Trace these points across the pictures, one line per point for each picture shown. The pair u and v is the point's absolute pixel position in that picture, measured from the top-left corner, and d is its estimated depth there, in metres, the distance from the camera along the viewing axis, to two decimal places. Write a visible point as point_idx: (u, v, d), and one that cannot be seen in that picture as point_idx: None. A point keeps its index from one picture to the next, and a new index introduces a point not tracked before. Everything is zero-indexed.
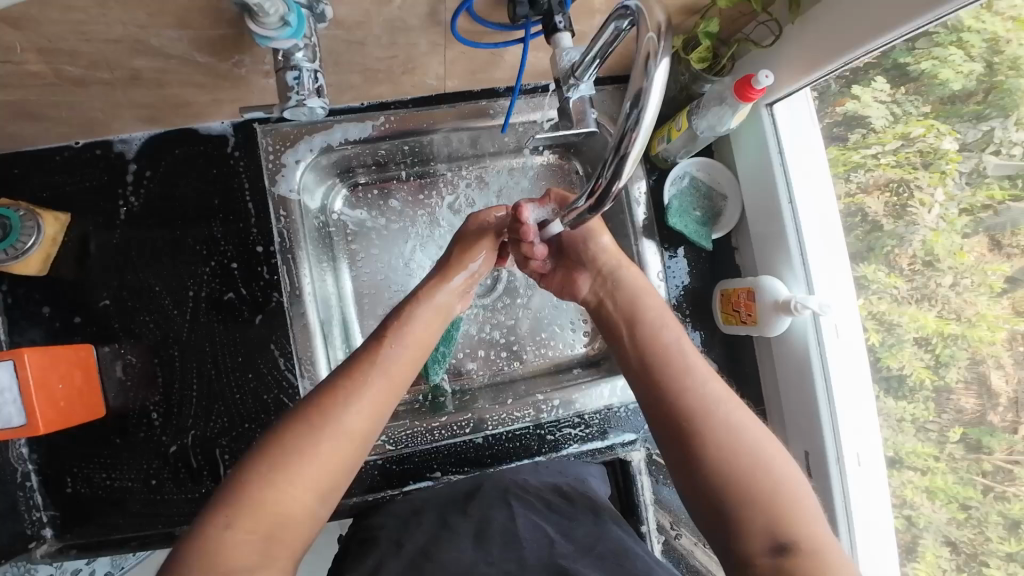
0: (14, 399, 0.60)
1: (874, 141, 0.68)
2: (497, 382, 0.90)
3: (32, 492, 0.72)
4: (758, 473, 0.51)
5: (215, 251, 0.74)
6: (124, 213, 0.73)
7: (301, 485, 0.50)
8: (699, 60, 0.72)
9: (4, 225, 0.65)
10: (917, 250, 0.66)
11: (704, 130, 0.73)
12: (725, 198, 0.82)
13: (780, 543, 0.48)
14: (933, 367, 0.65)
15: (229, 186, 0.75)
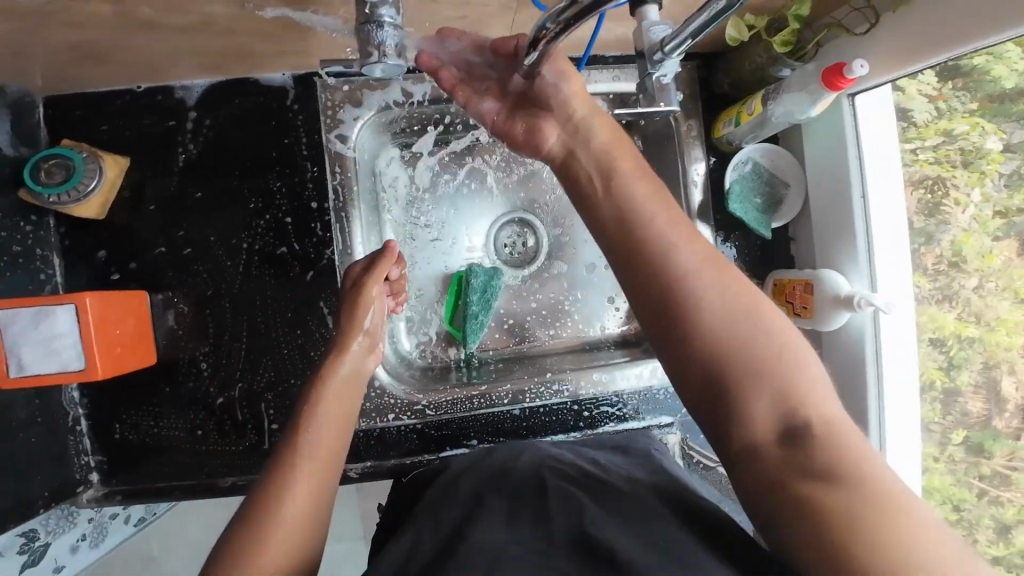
0: (73, 343, 0.60)
1: (913, 136, 0.70)
2: (520, 356, 0.90)
3: (81, 437, 0.73)
4: (755, 350, 0.48)
5: (269, 207, 0.74)
6: (179, 164, 0.72)
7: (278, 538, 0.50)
8: (782, 44, 0.67)
9: (68, 166, 0.66)
10: (945, 249, 0.69)
11: (780, 116, 0.71)
12: (787, 185, 0.80)
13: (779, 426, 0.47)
14: (945, 368, 0.70)
15: (284, 141, 0.74)
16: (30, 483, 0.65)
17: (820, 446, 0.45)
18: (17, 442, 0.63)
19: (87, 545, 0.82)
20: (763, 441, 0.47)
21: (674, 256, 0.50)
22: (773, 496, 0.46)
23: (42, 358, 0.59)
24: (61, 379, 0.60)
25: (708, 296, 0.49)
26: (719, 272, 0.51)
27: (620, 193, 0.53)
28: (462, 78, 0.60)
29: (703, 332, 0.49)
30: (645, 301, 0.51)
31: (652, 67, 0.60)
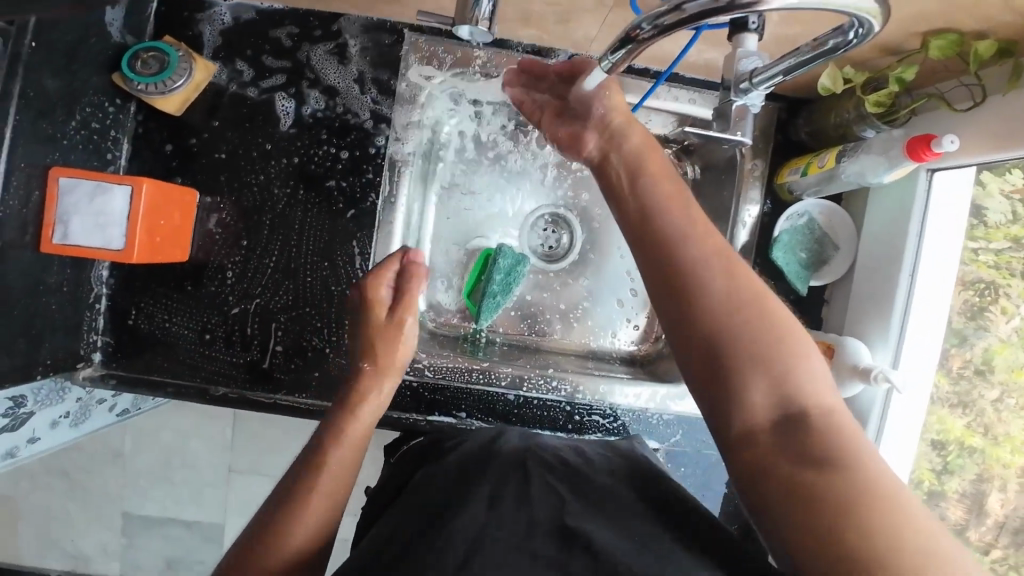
0: (120, 223, 0.64)
1: (980, 235, 0.67)
2: (523, 347, 0.90)
3: (97, 315, 0.74)
4: (760, 331, 0.48)
5: (329, 141, 0.76)
6: (255, 84, 0.75)
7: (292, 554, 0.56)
8: (874, 104, 0.66)
9: (164, 60, 0.70)
10: (976, 355, 0.68)
11: (850, 175, 0.70)
12: (836, 247, 0.79)
13: (779, 409, 0.47)
14: (937, 472, 0.70)
15: (355, 80, 0.76)
16: (38, 347, 0.65)
17: (823, 432, 0.45)
18: (42, 306, 0.65)
19: (67, 423, 0.84)
20: (761, 425, 0.48)
21: (688, 236, 0.52)
22: (767, 484, 0.46)
23: (88, 230, 0.63)
24: (101, 254, 0.63)
25: (712, 285, 0.50)
26: (729, 261, 0.51)
27: (644, 183, 0.56)
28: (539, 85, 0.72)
29: (712, 311, 0.49)
30: (656, 279, 0.52)
31: (735, 95, 0.59)
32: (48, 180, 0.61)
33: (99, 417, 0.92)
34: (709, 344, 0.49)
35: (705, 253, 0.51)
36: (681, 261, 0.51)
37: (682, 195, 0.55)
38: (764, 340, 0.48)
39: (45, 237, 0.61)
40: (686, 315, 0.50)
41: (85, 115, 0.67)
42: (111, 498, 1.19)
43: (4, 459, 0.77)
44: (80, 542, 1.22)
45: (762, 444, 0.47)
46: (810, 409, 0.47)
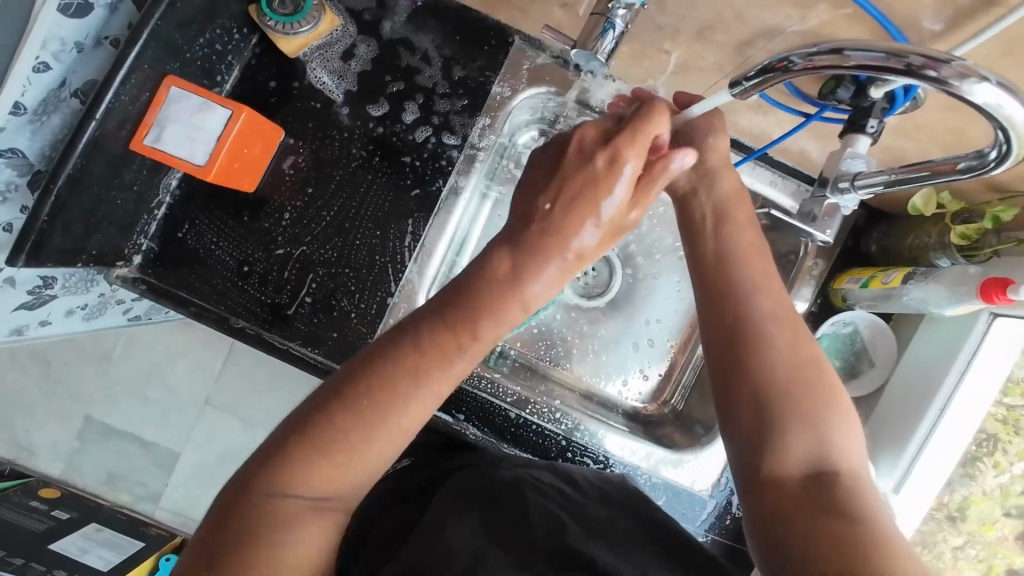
0: (207, 141, 0.66)
1: (1004, 387, 0.70)
2: (533, 369, 0.91)
3: (152, 220, 0.75)
4: (808, 386, 0.51)
5: (410, 118, 0.78)
6: (360, 51, 0.77)
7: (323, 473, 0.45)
8: (959, 236, 0.67)
9: (298, 3, 0.72)
10: (954, 501, 0.73)
11: (911, 299, 0.70)
12: (872, 363, 0.79)
13: (811, 461, 0.49)
14: None
15: (448, 68, 0.78)
16: (90, 236, 0.66)
17: (850, 492, 0.48)
18: (109, 200, 0.67)
19: (81, 314, 0.85)
20: (790, 472, 0.49)
21: (759, 285, 0.55)
22: (785, 526, 0.47)
23: (177, 140, 0.66)
24: (181, 165, 0.66)
25: (775, 333, 0.53)
26: (791, 318, 0.54)
27: (725, 229, 0.59)
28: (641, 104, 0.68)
29: (772, 353, 0.52)
30: (720, 316, 0.55)
31: (830, 191, 0.59)
32: (160, 85, 0.65)
33: (110, 318, 0.92)
34: (758, 384, 0.52)
35: (774, 306, 0.54)
36: (751, 305, 0.55)
37: (762, 249, 0.58)
38: (813, 394, 0.51)
39: (138, 135, 0.64)
40: (745, 352, 0.53)
41: (213, 35, 0.70)
42: (83, 394, 1.28)
43: (11, 333, 0.78)
44: (35, 433, 1.29)
45: (786, 488, 0.49)
46: (841, 469, 0.49)
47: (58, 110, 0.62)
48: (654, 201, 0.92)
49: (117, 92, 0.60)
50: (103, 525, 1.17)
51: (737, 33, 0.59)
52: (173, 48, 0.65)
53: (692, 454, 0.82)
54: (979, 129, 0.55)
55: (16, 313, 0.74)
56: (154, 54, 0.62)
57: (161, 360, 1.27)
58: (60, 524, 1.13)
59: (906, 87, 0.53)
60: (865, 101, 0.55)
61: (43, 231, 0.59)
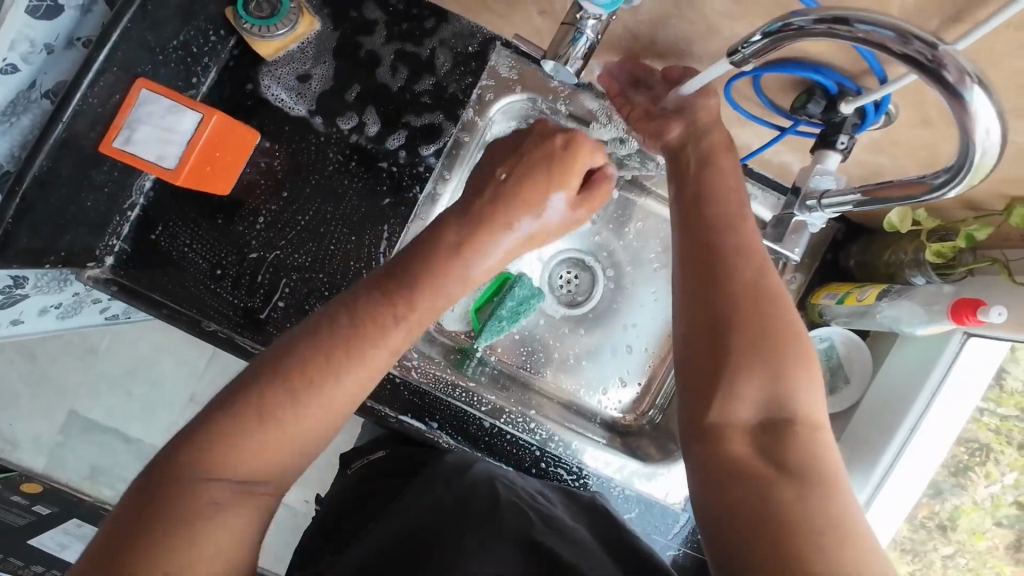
0: (177, 146, 0.66)
1: (992, 396, 0.70)
2: (510, 376, 0.90)
3: (125, 221, 0.75)
4: (771, 338, 0.52)
5: (376, 126, 0.77)
6: (336, 57, 0.77)
7: (257, 452, 0.46)
8: (935, 253, 0.66)
9: (274, 6, 0.71)
10: (945, 510, 0.73)
11: (885, 317, 0.70)
12: (847, 380, 0.78)
13: (763, 410, 0.51)
14: None
15: (424, 75, 0.78)
16: (60, 236, 0.65)
17: (800, 445, 0.49)
18: (79, 201, 0.66)
19: (55, 313, 0.84)
20: (740, 419, 0.51)
21: (733, 234, 0.55)
22: (729, 473, 0.49)
23: (146, 143, 0.65)
24: (151, 168, 0.65)
25: (742, 278, 0.53)
26: (763, 269, 0.54)
27: (708, 177, 0.59)
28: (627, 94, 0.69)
29: (737, 303, 0.52)
30: (693, 260, 0.56)
31: (799, 209, 0.59)
32: (131, 87, 0.63)
33: (87, 316, 0.92)
34: (720, 332, 0.52)
35: (746, 254, 0.54)
36: (725, 252, 0.55)
37: (739, 201, 0.58)
38: (776, 346, 0.51)
39: (107, 138, 0.63)
40: (711, 299, 0.53)
41: (189, 36, 0.69)
42: (66, 389, 1.27)
43: None
44: (18, 427, 1.28)
45: (735, 435, 0.51)
46: (795, 421, 0.50)
47: (28, 111, 0.61)
48: (637, 209, 0.91)
49: (86, 93, 0.59)
50: (85, 520, 1.20)
51: (712, 46, 0.58)
52: (146, 49, 0.64)
53: (665, 468, 0.82)
54: (950, 148, 0.55)
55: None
56: (126, 54, 0.62)
57: (144, 356, 1.27)
58: (40, 519, 1.13)
59: (877, 102, 0.52)
60: (835, 117, 0.54)
61: (9, 232, 0.58)
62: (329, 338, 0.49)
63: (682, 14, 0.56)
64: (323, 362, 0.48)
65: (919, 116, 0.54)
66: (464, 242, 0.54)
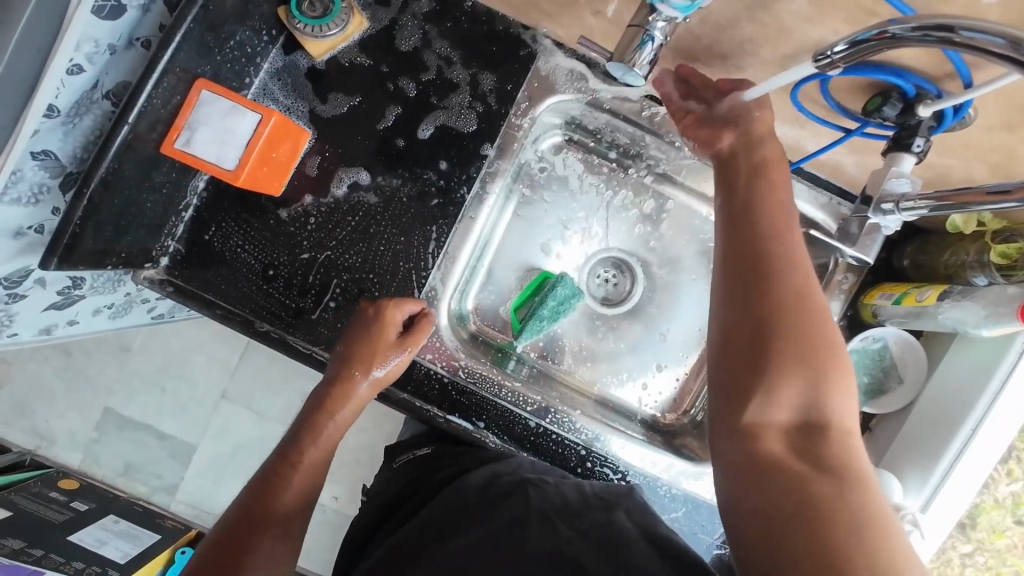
0: (237, 146, 0.66)
1: None
2: (549, 376, 0.90)
3: (179, 222, 0.75)
4: (813, 345, 0.53)
5: (366, 177, 0.77)
6: (379, 56, 0.77)
7: (282, 493, 0.65)
8: (999, 255, 0.65)
9: (327, 6, 0.71)
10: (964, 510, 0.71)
11: (948, 319, 0.69)
12: (900, 381, 0.78)
13: (800, 414, 0.52)
14: None
15: (470, 78, 0.78)
16: (121, 238, 0.65)
17: (836, 447, 0.50)
18: (140, 203, 0.66)
19: (107, 314, 0.85)
20: (779, 423, 0.52)
21: (778, 245, 0.56)
22: (769, 472, 0.50)
23: (207, 145, 0.65)
24: (210, 168, 0.65)
25: (785, 283, 0.54)
26: (806, 279, 0.55)
27: (757, 185, 0.60)
28: (682, 97, 0.68)
29: (780, 310, 0.54)
30: (737, 269, 0.56)
31: (873, 212, 0.59)
32: (191, 88, 0.64)
33: (134, 316, 0.93)
34: (762, 339, 0.53)
35: (791, 264, 0.55)
36: (771, 262, 0.55)
37: (785, 211, 0.59)
38: (815, 352, 0.52)
39: (167, 138, 0.63)
40: (756, 305, 0.54)
41: (244, 37, 0.69)
42: (102, 386, 1.29)
43: (40, 332, 0.79)
44: (55, 423, 1.30)
45: (773, 437, 0.52)
46: (830, 424, 0.51)
47: (90, 112, 0.61)
48: (679, 208, 0.91)
49: (149, 95, 0.59)
50: (121, 518, 1.18)
51: (780, 46, 0.57)
52: (205, 51, 0.64)
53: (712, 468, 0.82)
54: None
55: (44, 313, 0.75)
56: (187, 56, 0.62)
57: (178, 354, 1.28)
58: (79, 515, 1.14)
59: (956, 106, 0.52)
60: (912, 119, 0.54)
61: (75, 233, 0.58)
62: (283, 457, 0.67)
63: (752, 13, 0.55)
64: (311, 432, 0.69)
65: (996, 119, 0.53)
66: (371, 352, 0.70)
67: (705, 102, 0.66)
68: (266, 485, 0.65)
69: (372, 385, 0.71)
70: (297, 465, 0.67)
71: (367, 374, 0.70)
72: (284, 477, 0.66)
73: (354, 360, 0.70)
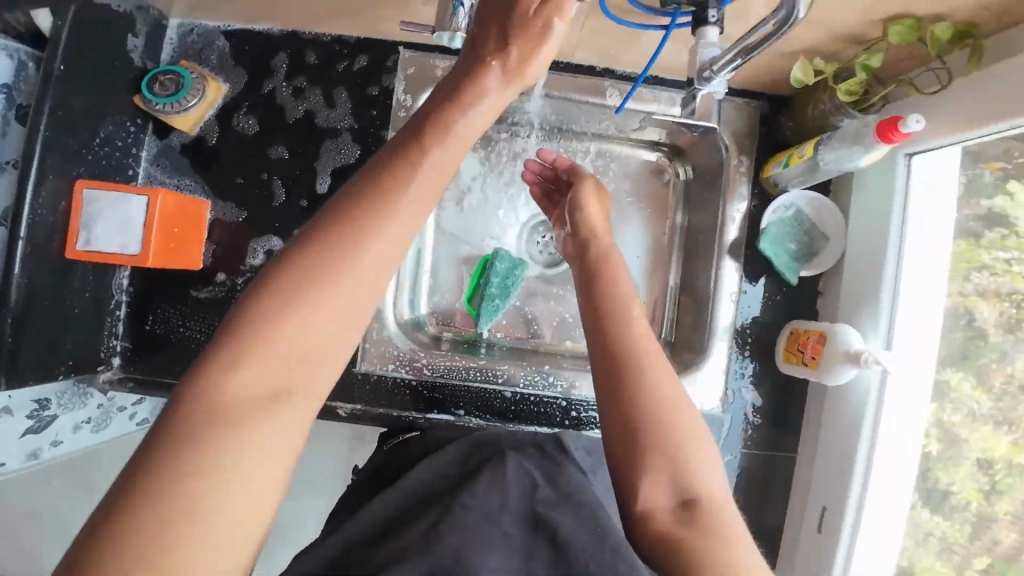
0: (137, 231, 0.70)
1: (1010, 244, 0.66)
2: (518, 349, 0.91)
3: (116, 320, 0.79)
4: (676, 430, 0.53)
5: (278, 243, 0.81)
6: (245, 119, 0.81)
7: (193, 471, 0.38)
8: (846, 92, 0.70)
9: (179, 82, 0.76)
10: (1018, 370, 0.66)
11: (829, 163, 0.72)
12: (826, 239, 0.81)
13: (677, 497, 0.52)
14: (985, 491, 0.68)
15: (338, 103, 0.82)
16: (61, 346, 0.70)
17: (713, 529, 0.50)
18: (66, 310, 0.70)
19: (88, 428, 0.87)
20: (658, 509, 0.52)
21: (628, 337, 0.57)
22: (657, 559, 0.50)
23: (109, 238, 0.69)
24: (117, 258, 0.69)
25: (641, 374, 0.55)
26: (660, 366, 0.56)
27: (595, 287, 0.63)
28: (539, 195, 0.83)
29: (640, 400, 0.54)
30: (597, 366, 0.57)
31: (699, 84, 0.64)
32: (73, 190, 0.68)
33: (118, 426, 0.95)
34: (628, 431, 0.53)
35: (644, 355, 0.56)
36: (624, 353, 0.56)
37: (630, 304, 0.61)
38: (678, 436, 0.53)
39: (70, 244, 0.68)
40: (619, 398, 0.54)
41: (109, 132, 0.74)
42: None
43: (27, 460, 0.80)
44: None
45: (655, 525, 0.51)
46: (704, 502, 0.51)
47: None
48: None
49: (32, 207, 0.63)
50: None
51: None
52: (76, 155, 0.69)
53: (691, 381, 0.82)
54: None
55: (23, 439, 0.76)
56: (56, 163, 0.66)
57: None
58: None
59: None
60: None
61: (12, 348, 0.62)
62: (198, 407, 0.40)
63: None
64: (256, 344, 0.42)
65: None
66: (364, 205, 0.45)
67: (556, 183, 0.82)
68: (174, 450, 0.38)
69: (388, 245, 0.45)
70: (224, 416, 0.40)
71: (360, 236, 0.44)
72: (222, 414, 0.40)
73: (337, 218, 0.45)
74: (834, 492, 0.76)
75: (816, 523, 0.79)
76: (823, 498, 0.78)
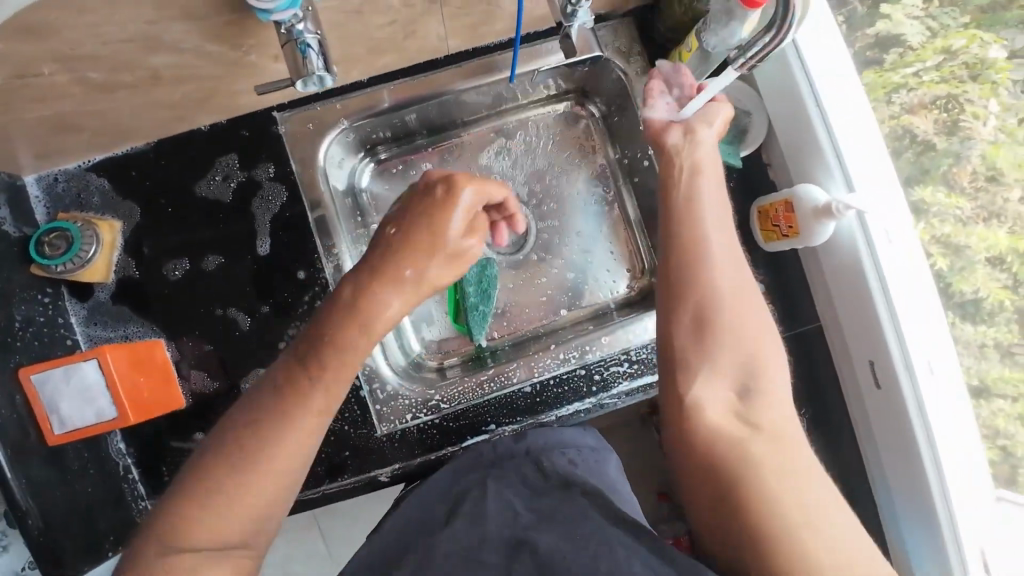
0: (104, 394, 0.68)
1: (912, 59, 0.75)
2: (520, 340, 0.89)
3: (135, 483, 0.76)
4: (771, 385, 0.58)
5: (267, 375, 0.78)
6: (167, 264, 0.78)
7: (254, 444, 0.51)
8: None
9: (67, 237, 0.72)
10: (977, 165, 0.72)
11: (714, 46, 0.71)
12: (748, 113, 0.82)
13: (777, 470, 0.52)
14: (1009, 286, 0.72)
15: (243, 189, 0.79)
16: (96, 525, 0.70)
17: (813, 514, 0.50)
18: (81, 492, 0.69)
19: None
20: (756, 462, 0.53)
21: (727, 279, 0.62)
22: (745, 514, 0.51)
23: (77, 411, 0.67)
24: (99, 427, 0.68)
25: (743, 324, 0.60)
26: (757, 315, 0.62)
27: (702, 216, 0.65)
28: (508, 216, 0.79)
29: (740, 345, 0.59)
30: (697, 307, 0.61)
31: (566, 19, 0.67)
32: (21, 382, 0.65)
33: None
34: (724, 372, 0.59)
35: (747, 304, 0.62)
36: (728, 296, 0.61)
37: (726, 246, 0.65)
38: (772, 392, 0.58)
39: (46, 431, 0.66)
40: (717, 337, 0.59)
41: (25, 312, 0.70)
42: None
43: None
44: None
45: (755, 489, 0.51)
46: (803, 484, 0.51)
47: None
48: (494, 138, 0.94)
49: None
50: None
51: None
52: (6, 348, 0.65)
53: None
54: None
55: None
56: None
57: None
58: None
59: None
60: None
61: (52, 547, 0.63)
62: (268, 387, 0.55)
63: None
64: (317, 361, 0.54)
65: None
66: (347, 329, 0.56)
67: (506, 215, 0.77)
68: (276, 405, 0.53)
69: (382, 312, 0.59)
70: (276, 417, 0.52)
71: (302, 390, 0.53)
72: (276, 412, 0.53)
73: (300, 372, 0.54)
74: (876, 345, 0.74)
75: (870, 379, 0.77)
76: (868, 354, 0.75)
